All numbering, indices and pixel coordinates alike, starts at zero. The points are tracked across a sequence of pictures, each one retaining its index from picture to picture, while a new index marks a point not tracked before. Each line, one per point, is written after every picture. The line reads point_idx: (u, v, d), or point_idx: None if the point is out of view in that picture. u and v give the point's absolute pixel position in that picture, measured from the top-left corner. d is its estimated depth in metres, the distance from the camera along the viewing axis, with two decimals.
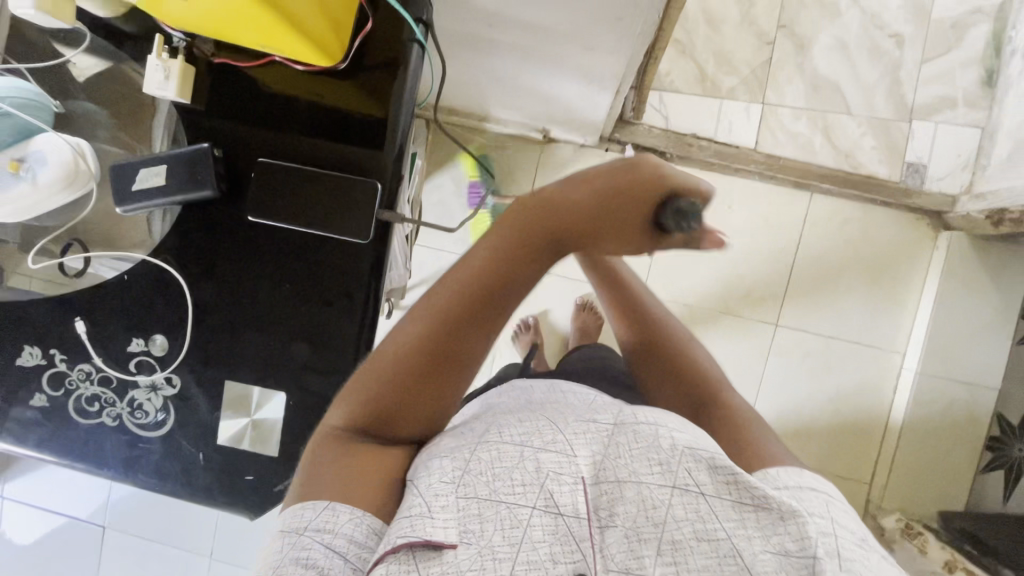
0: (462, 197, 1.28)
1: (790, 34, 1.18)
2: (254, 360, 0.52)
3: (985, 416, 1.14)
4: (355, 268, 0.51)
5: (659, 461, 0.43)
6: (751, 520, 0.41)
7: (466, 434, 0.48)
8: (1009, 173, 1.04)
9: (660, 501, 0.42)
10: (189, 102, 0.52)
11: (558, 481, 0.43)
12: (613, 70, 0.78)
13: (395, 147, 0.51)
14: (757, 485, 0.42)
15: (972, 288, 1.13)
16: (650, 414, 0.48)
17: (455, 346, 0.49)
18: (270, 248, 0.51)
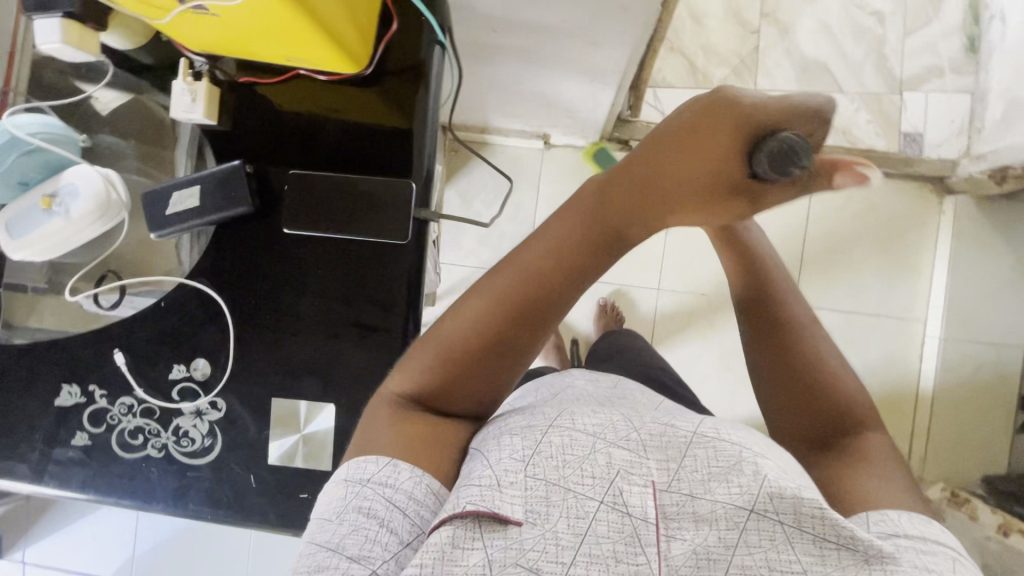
0: (469, 210, 1.28)
1: (774, 21, 1.21)
2: (300, 375, 0.51)
3: (1014, 373, 1.13)
4: (395, 271, 0.51)
5: (740, 483, 0.42)
6: (831, 559, 0.39)
7: (537, 415, 0.48)
8: (1006, 132, 1.06)
9: (734, 522, 0.41)
10: (216, 123, 0.52)
11: (629, 481, 0.42)
12: (615, 65, 0.79)
13: (425, 145, 0.51)
14: (846, 526, 0.39)
15: (982, 248, 1.14)
16: (731, 428, 0.47)
17: (542, 306, 0.50)
18: (309, 258, 0.51)
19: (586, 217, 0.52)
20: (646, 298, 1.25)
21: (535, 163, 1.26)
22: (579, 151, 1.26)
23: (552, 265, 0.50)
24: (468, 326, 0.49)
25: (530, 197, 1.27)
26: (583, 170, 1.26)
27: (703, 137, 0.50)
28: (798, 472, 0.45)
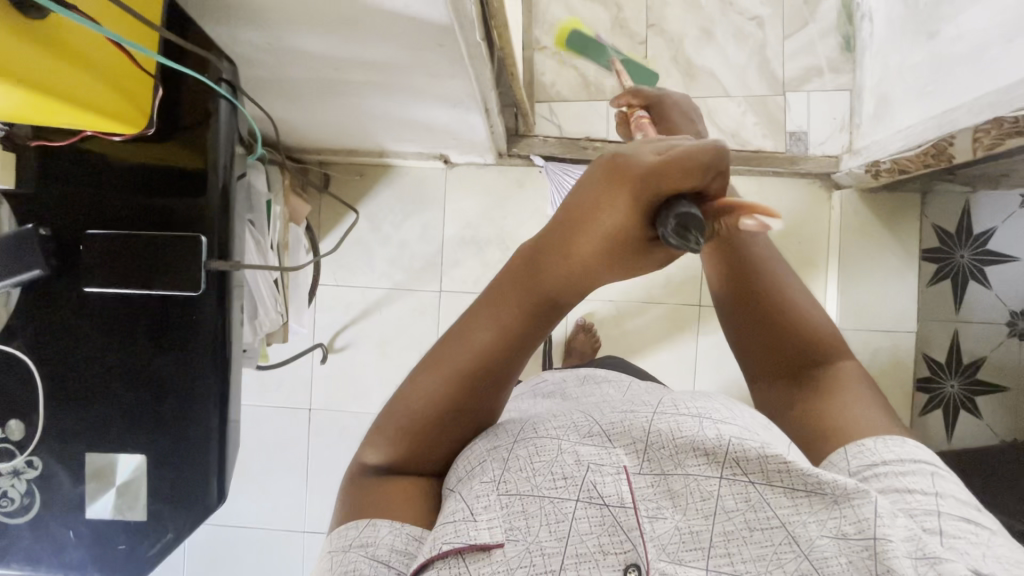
0: (379, 234, 1.30)
1: (660, 31, 1.24)
2: (111, 429, 0.52)
3: (908, 359, 1.19)
4: (197, 322, 0.52)
5: (707, 452, 0.43)
6: (804, 506, 0.40)
7: (500, 434, 0.48)
8: (878, 129, 1.10)
9: (708, 491, 0.42)
10: (15, 186, 0.52)
11: (600, 473, 0.43)
12: (469, 93, 0.81)
13: (218, 190, 0.52)
14: (812, 473, 0.41)
15: (870, 241, 1.19)
16: (690, 401, 0.48)
17: (482, 385, 0.49)
18: (122, 316, 0.52)
19: (514, 304, 0.48)
20: None
21: (439, 182, 1.29)
22: (483, 168, 1.28)
23: (482, 360, 0.48)
24: (410, 418, 0.49)
25: (437, 216, 1.29)
26: (488, 186, 1.28)
27: (598, 205, 0.43)
28: (764, 428, 0.46)
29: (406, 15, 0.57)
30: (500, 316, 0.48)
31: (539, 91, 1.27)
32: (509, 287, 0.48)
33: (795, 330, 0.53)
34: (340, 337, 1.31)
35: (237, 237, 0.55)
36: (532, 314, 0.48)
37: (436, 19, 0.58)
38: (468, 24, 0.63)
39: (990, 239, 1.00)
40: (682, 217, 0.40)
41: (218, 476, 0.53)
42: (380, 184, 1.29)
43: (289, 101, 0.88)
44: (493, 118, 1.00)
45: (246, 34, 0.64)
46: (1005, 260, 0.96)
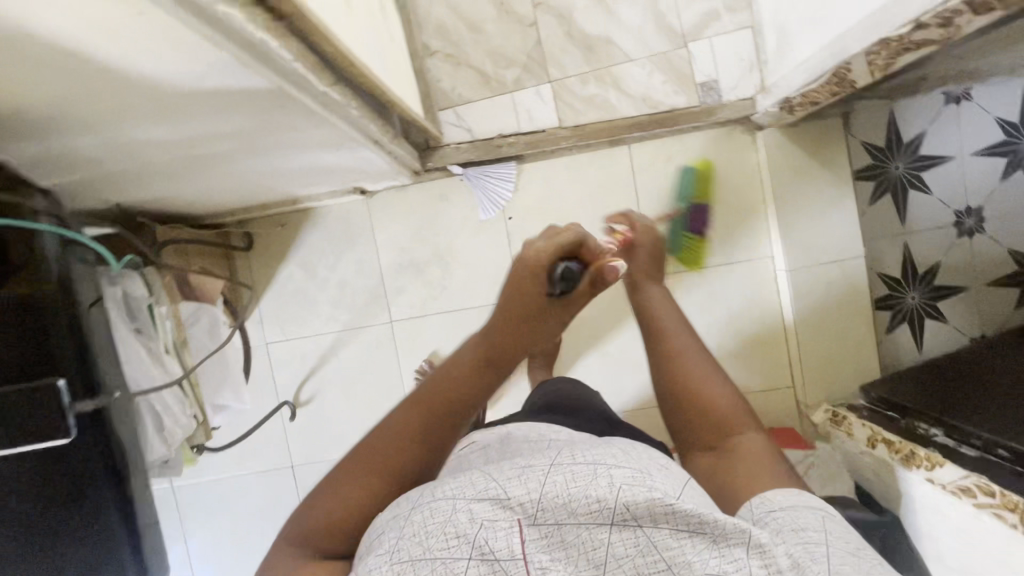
0: (316, 279, 1.27)
1: (547, 9, 1.19)
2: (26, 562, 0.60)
3: (862, 284, 1.18)
4: (88, 443, 0.59)
5: (598, 500, 0.47)
6: (688, 544, 0.45)
7: (400, 504, 0.52)
8: (783, 63, 1.06)
9: (600, 540, 0.46)
10: None
11: (491, 528, 0.46)
12: (342, 135, 0.77)
13: (61, 321, 0.55)
14: (696, 513, 0.46)
15: (801, 176, 1.17)
16: (588, 449, 0.52)
17: (437, 436, 0.58)
18: (17, 470, 0.56)
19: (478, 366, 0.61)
20: None
21: (363, 214, 1.25)
22: (403, 189, 1.24)
23: (445, 408, 0.58)
24: (402, 438, 0.56)
25: (369, 249, 1.26)
26: (413, 207, 1.25)
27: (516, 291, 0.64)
28: (653, 467, 0.52)
29: (223, 93, 0.53)
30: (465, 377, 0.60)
31: (441, 98, 1.23)
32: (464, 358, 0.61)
33: (707, 404, 0.65)
34: (303, 390, 1.29)
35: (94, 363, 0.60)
36: (478, 380, 0.60)
37: (254, 87, 0.54)
38: (299, 80, 0.59)
39: (922, 143, 1.05)
40: (563, 272, 0.65)
41: None
42: (305, 229, 1.26)
43: (165, 180, 0.84)
44: (389, 146, 0.96)
45: (76, 141, 0.60)
46: (942, 160, 1.03)
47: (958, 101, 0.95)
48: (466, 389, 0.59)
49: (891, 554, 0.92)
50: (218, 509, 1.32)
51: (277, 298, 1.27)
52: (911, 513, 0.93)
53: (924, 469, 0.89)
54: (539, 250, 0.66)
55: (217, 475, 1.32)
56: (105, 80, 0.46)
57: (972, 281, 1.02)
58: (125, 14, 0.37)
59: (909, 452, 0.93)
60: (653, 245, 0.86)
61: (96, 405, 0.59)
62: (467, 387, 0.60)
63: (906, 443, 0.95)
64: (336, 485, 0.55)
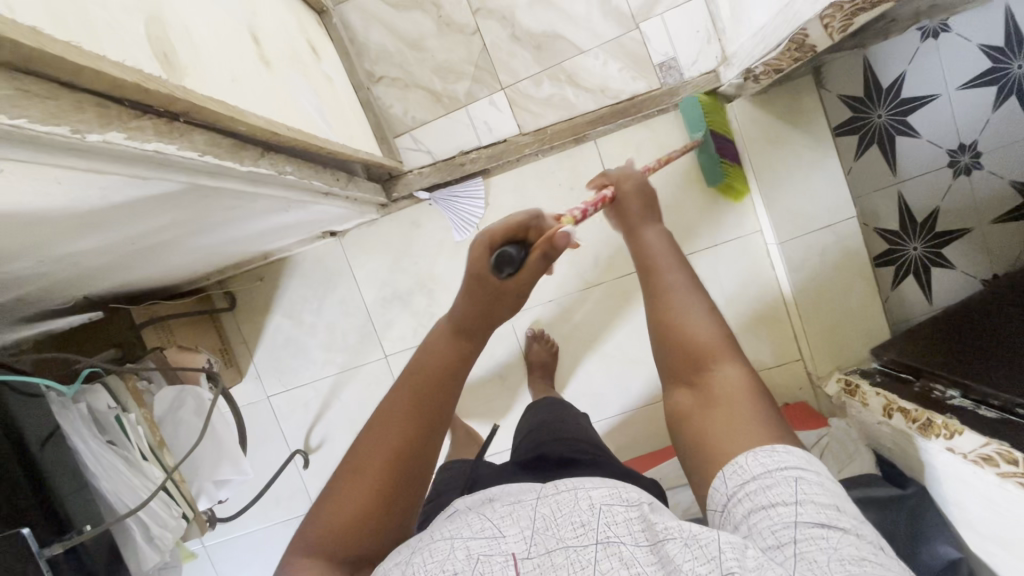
0: (304, 327, 1.26)
1: (488, 13, 1.14)
2: None
3: (858, 245, 1.11)
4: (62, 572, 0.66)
5: (583, 522, 0.47)
6: (668, 557, 0.43)
7: (401, 551, 0.48)
8: (740, 31, 1.00)
9: (586, 560, 0.44)
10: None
11: (488, 561, 0.45)
12: (286, 198, 0.75)
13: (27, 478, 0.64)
14: (671, 523, 0.46)
15: (778, 144, 1.10)
16: (573, 481, 0.53)
17: (427, 434, 0.54)
18: None
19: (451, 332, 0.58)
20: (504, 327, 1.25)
21: (338, 255, 1.23)
22: (373, 223, 1.22)
23: (417, 403, 0.54)
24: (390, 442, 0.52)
25: (351, 288, 1.24)
26: (386, 239, 1.22)
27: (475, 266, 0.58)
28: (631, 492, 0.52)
29: (136, 202, 0.51)
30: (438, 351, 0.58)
31: (396, 124, 1.19)
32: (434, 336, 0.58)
33: (685, 344, 0.60)
34: (311, 436, 1.29)
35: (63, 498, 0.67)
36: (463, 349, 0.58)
37: (165, 189, 0.51)
38: (216, 169, 0.56)
39: (903, 84, 1.04)
40: (507, 253, 0.55)
41: None
42: (283, 279, 1.25)
43: (126, 269, 0.84)
44: (344, 192, 0.93)
45: (13, 265, 0.59)
46: (928, 100, 1.03)
47: (937, 34, 0.98)
48: (451, 369, 0.56)
49: (920, 526, 0.89)
50: (251, 561, 1.34)
51: (268, 351, 1.27)
52: (936, 483, 0.90)
53: (944, 437, 0.85)
54: (493, 229, 0.58)
55: (244, 530, 1.34)
56: (7, 223, 0.45)
57: (975, 222, 1.03)
58: None
59: (926, 420, 0.89)
60: (642, 190, 0.77)
61: (66, 545, 0.66)
62: (453, 358, 0.57)
63: (923, 410, 0.91)
64: (329, 506, 0.51)
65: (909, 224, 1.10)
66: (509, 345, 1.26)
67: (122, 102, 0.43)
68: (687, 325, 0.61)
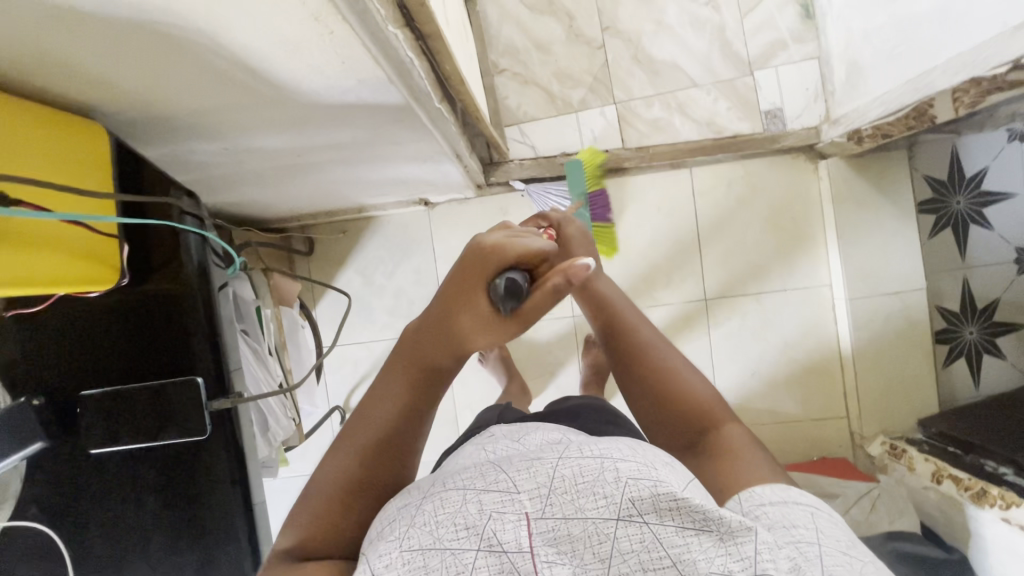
0: (373, 286, 1.29)
1: (616, 33, 1.22)
2: None
3: (923, 316, 1.17)
4: (211, 458, 0.52)
5: (605, 494, 0.39)
6: (695, 544, 0.38)
7: (411, 492, 0.45)
8: (852, 95, 1.08)
9: (606, 534, 0.38)
10: (110, 364, 0.51)
11: (500, 519, 0.39)
12: (436, 148, 0.79)
13: (204, 317, 0.52)
14: (699, 507, 0.39)
15: (865, 207, 1.17)
16: (595, 443, 0.44)
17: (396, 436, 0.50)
18: (151, 460, 0.52)
19: (398, 377, 0.51)
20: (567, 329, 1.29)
21: (424, 224, 1.27)
22: (464, 202, 1.27)
23: (388, 417, 0.50)
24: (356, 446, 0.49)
25: (428, 258, 1.28)
26: (473, 218, 1.27)
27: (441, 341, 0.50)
28: (659, 461, 0.43)
29: (356, 106, 0.55)
30: (385, 400, 0.50)
31: (507, 115, 1.25)
32: (376, 390, 0.51)
33: (680, 397, 0.56)
34: (353, 396, 1.30)
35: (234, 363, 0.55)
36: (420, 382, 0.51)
37: (388, 103, 0.56)
38: (424, 97, 0.61)
39: (985, 179, 1.01)
40: (504, 288, 0.45)
41: None
42: (365, 236, 1.28)
43: (259, 186, 0.86)
44: (466, 159, 0.97)
45: (197, 146, 0.61)
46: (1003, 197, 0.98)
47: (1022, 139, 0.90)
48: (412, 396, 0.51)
49: None
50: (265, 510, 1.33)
51: (334, 302, 1.29)
52: (982, 553, 0.93)
53: (999, 507, 0.88)
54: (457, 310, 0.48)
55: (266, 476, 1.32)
56: (260, 92, 0.49)
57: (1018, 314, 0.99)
58: (317, 33, 0.40)
59: (981, 489, 0.92)
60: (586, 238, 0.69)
61: (235, 403, 0.52)
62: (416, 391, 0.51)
63: (977, 480, 0.94)
64: (308, 505, 0.48)
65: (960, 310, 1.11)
66: (565, 344, 1.29)
67: (401, 8, 0.48)
68: (677, 373, 0.58)
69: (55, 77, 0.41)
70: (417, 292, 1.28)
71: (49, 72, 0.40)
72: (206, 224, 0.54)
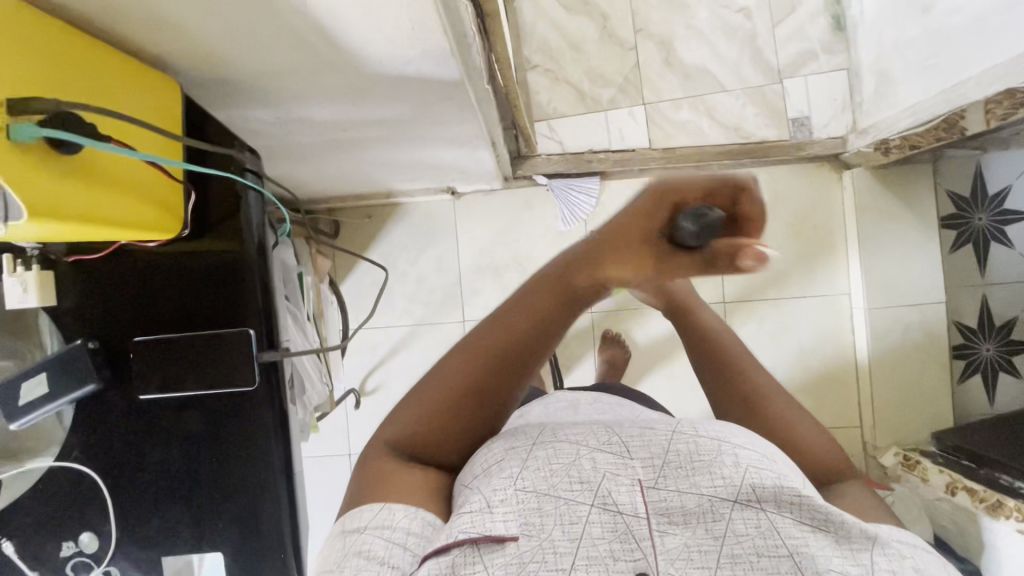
0: (395, 272, 1.30)
1: (648, 35, 1.24)
2: (155, 538, 0.54)
3: (942, 330, 1.18)
4: (254, 411, 0.53)
5: (721, 477, 0.46)
6: (806, 535, 0.44)
7: (518, 436, 0.51)
8: (881, 106, 1.10)
9: (721, 513, 0.45)
10: (163, 313, 0.53)
11: (617, 484, 0.46)
12: (476, 132, 0.81)
13: (259, 271, 0.53)
14: (821, 508, 0.44)
15: (888, 218, 1.18)
16: (705, 424, 0.51)
17: (514, 361, 0.52)
18: (196, 409, 0.53)
19: (545, 292, 0.54)
20: (585, 324, 1.30)
21: (449, 213, 1.29)
22: (490, 194, 1.28)
23: (516, 337, 0.52)
24: (480, 360, 0.51)
25: (451, 247, 1.29)
26: (498, 210, 1.28)
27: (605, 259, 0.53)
28: (773, 455, 0.50)
29: (415, 79, 0.57)
30: (524, 315, 0.52)
31: (537, 110, 1.27)
32: (520, 299, 0.53)
33: (800, 442, 0.55)
34: (369, 379, 1.31)
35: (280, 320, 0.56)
36: (555, 309, 0.53)
37: (444, 77, 0.57)
38: (476, 76, 0.63)
39: (1008, 197, 1.03)
40: None
41: (296, 562, 0.55)
42: (389, 222, 1.29)
43: (299, 162, 0.88)
44: (498, 148, 0.99)
45: (254, 112, 0.63)
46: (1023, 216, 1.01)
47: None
48: (544, 321, 0.53)
49: None
50: None
51: (355, 285, 1.31)
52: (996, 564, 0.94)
53: (1015, 519, 0.89)
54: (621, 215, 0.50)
55: None
56: (329, 58, 0.51)
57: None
58: None
59: (996, 501, 0.93)
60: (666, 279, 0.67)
61: (280, 358, 0.54)
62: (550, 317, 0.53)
63: (992, 492, 0.95)
64: (414, 406, 0.52)
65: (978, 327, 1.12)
66: (582, 340, 1.30)
67: None
68: (798, 421, 0.56)
69: (141, 27, 0.43)
70: (438, 280, 1.30)
71: (140, 22, 0.42)
72: (264, 181, 0.56)
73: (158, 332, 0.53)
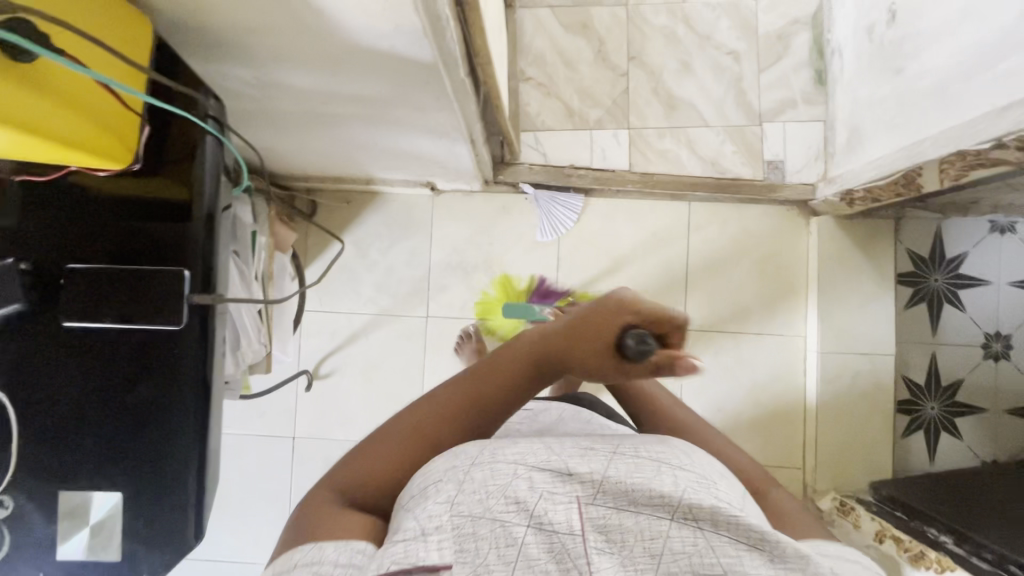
0: (365, 259, 1.30)
1: (641, 63, 1.28)
2: (52, 474, 0.53)
3: (889, 381, 1.21)
4: (179, 358, 0.53)
5: (660, 493, 0.44)
6: (747, 558, 0.41)
7: (458, 456, 0.47)
8: (850, 159, 1.15)
9: (657, 531, 0.42)
10: (103, 242, 0.53)
11: (552, 500, 0.43)
12: (453, 124, 0.82)
13: (204, 216, 0.53)
14: (756, 528, 0.42)
15: (849, 270, 1.22)
16: (650, 446, 0.49)
17: (479, 413, 0.55)
18: (121, 343, 0.53)
19: (516, 359, 0.57)
20: None
21: (426, 209, 1.30)
22: (469, 195, 1.30)
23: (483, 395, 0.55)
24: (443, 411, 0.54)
25: (424, 241, 1.30)
26: (474, 212, 1.30)
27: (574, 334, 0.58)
28: (715, 475, 0.48)
29: (389, 55, 0.59)
30: (494, 376, 0.56)
31: (526, 120, 1.29)
32: (494, 360, 0.58)
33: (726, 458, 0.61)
34: (324, 363, 1.30)
35: (220, 269, 0.56)
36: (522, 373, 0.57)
37: (418, 57, 0.59)
38: (453, 63, 0.65)
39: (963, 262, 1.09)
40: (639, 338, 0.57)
41: (196, 514, 0.54)
42: (366, 210, 1.30)
43: (275, 131, 0.89)
44: (478, 147, 1.01)
45: (230, 69, 0.64)
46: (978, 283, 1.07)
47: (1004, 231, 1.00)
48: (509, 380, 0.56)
49: None
50: None
51: (323, 268, 1.30)
52: None
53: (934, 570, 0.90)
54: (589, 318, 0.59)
55: None
56: (305, 22, 0.53)
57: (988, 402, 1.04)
58: None
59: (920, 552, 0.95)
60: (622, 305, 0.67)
61: (213, 302, 0.53)
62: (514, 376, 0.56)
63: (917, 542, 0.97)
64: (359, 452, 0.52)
65: (922, 385, 1.17)
66: None
67: None
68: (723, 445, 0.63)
69: None
70: (406, 273, 1.30)
71: None
72: (227, 135, 0.57)
73: (93, 262, 0.53)
